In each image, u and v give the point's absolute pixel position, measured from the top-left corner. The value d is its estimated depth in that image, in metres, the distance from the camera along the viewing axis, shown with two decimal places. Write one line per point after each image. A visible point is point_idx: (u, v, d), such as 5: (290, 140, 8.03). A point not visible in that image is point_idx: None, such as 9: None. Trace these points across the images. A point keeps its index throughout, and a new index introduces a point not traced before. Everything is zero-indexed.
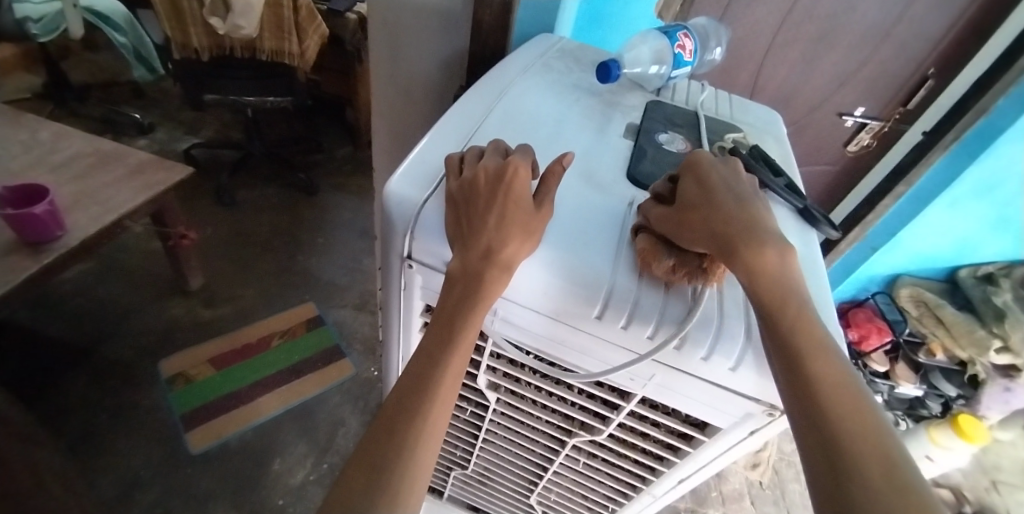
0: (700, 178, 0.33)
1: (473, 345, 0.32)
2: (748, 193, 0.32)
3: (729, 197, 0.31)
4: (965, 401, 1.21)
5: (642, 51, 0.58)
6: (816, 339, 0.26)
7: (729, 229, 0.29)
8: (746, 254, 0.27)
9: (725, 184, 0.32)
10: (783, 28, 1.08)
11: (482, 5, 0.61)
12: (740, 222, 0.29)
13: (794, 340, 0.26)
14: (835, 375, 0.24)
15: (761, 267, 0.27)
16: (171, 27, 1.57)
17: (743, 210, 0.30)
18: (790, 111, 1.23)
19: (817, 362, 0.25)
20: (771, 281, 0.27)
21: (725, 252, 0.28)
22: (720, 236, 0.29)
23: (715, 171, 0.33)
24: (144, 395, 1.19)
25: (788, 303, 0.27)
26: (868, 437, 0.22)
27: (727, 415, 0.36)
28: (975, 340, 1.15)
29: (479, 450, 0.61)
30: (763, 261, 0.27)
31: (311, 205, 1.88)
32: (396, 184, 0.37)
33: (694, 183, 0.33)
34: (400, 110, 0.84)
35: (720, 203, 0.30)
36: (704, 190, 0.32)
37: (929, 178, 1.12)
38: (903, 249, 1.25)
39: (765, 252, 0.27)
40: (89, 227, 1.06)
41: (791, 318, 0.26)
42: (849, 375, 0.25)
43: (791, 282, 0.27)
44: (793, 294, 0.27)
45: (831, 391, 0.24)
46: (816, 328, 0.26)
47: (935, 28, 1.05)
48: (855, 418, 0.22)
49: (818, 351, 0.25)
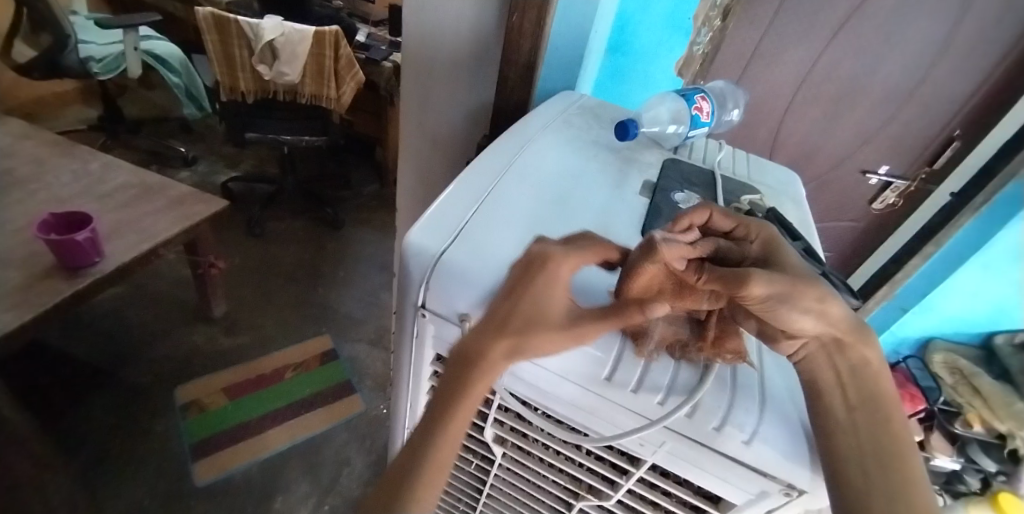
0: (786, 255, 0.32)
1: (466, 422, 0.32)
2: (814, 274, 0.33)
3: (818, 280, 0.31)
4: (1007, 478, 0.90)
5: (660, 112, 0.61)
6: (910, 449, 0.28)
7: (837, 322, 0.29)
8: (851, 354, 0.30)
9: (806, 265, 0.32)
10: (801, 88, 1.11)
11: (507, 63, 0.64)
12: (859, 321, 0.30)
13: (891, 438, 0.28)
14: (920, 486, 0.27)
15: (865, 365, 0.30)
16: (222, 72, 1.73)
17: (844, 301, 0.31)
18: (811, 167, 1.24)
19: (910, 471, 0.27)
20: (871, 377, 0.30)
21: (835, 349, 0.30)
22: (843, 323, 0.29)
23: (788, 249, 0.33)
24: (157, 422, 1.21)
25: (887, 401, 0.30)
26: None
27: (742, 491, 0.34)
28: (1013, 412, 0.90)
29: (482, 506, 0.59)
30: (868, 359, 0.30)
31: (335, 238, 1.94)
32: (417, 235, 0.39)
33: (794, 261, 0.31)
34: (426, 157, 0.87)
35: (822, 290, 0.29)
36: (806, 269, 0.31)
37: (958, 240, 1.06)
38: (934, 312, 1.13)
39: (871, 353, 0.30)
40: (125, 254, 1.11)
41: (893, 421, 0.29)
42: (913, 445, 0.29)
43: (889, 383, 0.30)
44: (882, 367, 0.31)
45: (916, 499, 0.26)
46: (908, 441, 0.29)
47: (957, 91, 1.06)
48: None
49: (910, 460, 0.28)
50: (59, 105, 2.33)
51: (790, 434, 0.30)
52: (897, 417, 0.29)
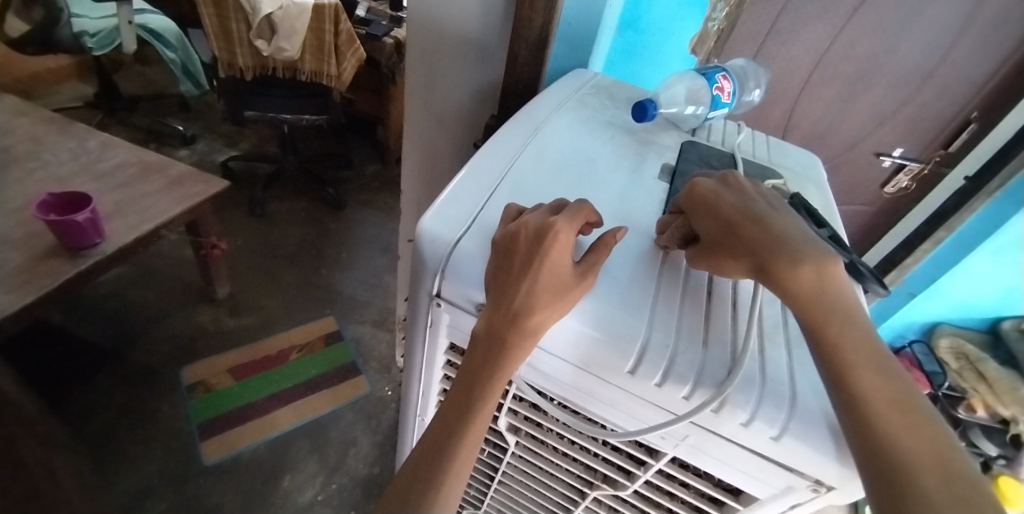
0: (710, 208, 0.35)
1: (496, 406, 0.32)
2: (761, 210, 0.33)
3: (744, 222, 0.32)
4: (1006, 462, 1.08)
5: (677, 91, 0.58)
6: (864, 356, 0.26)
7: (755, 256, 0.30)
8: (773, 279, 0.29)
9: (740, 208, 0.33)
10: (819, 66, 1.07)
11: (517, 40, 0.61)
12: (763, 245, 0.30)
13: (836, 357, 0.27)
14: (889, 393, 0.25)
15: (795, 287, 0.29)
16: (219, 46, 1.67)
17: (764, 231, 0.31)
18: (825, 149, 1.21)
19: (887, 413, 0.24)
20: (806, 298, 0.29)
21: (760, 275, 0.30)
22: (747, 261, 0.31)
23: (724, 198, 0.35)
24: (165, 401, 1.22)
25: (825, 316, 0.28)
26: (926, 455, 0.23)
27: (767, 486, 0.33)
28: (1016, 398, 1.05)
29: (494, 492, 0.59)
30: (798, 279, 0.29)
31: (338, 220, 1.92)
32: (431, 222, 0.37)
33: (707, 215, 0.35)
34: (431, 138, 0.84)
35: (724, 247, 0.33)
36: (717, 217, 0.34)
37: (973, 224, 1.07)
38: (942, 297, 1.20)
39: (801, 271, 0.29)
40: (126, 235, 1.10)
41: (831, 334, 0.27)
42: (901, 390, 0.25)
43: (826, 294, 0.28)
44: (835, 311, 0.28)
45: (881, 408, 0.25)
46: (878, 382, 0.25)
47: (979, 71, 1.03)
48: (913, 437, 0.23)
49: (865, 370, 0.26)
50: (53, 81, 2.28)
51: (829, 430, 0.29)
52: (845, 328, 0.28)
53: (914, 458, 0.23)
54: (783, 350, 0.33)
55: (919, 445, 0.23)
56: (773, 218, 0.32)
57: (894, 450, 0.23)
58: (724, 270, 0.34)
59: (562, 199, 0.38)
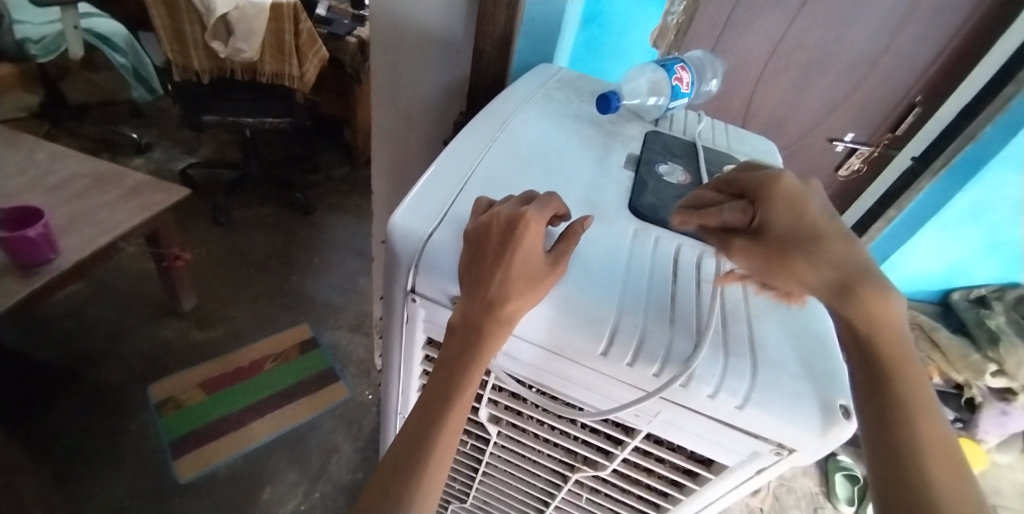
0: (789, 203, 0.29)
1: (474, 394, 0.33)
2: (848, 223, 0.29)
3: (835, 234, 0.28)
4: (963, 424, 1.24)
5: (639, 83, 0.60)
6: (924, 401, 0.28)
7: (843, 274, 0.27)
8: (859, 305, 0.27)
9: (831, 216, 0.29)
10: (774, 56, 1.12)
11: (483, 36, 0.61)
12: (856, 266, 0.28)
13: (902, 403, 0.27)
14: (939, 438, 0.27)
15: (881, 325, 0.27)
16: (173, 49, 1.61)
17: (854, 248, 0.28)
18: (782, 136, 1.26)
19: (936, 458, 0.26)
20: (889, 335, 0.28)
21: (841, 297, 0.28)
22: (827, 279, 0.28)
23: (812, 200, 0.29)
24: (132, 421, 1.16)
25: (904, 360, 0.28)
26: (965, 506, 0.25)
27: (734, 452, 0.35)
28: (970, 364, 1.16)
29: (479, 484, 0.60)
30: (883, 312, 0.27)
31: (308, 225, 1.88)
32: (402, 217, 0.37)
33: (786, 212, 0.29)
34: (399, 137, 0.84)
35: (795, 260, 0.28)
36: (798, 217, 0.29)
37: (922, 202, 1.17)
38: (895, 272, 1.29)
39: (890, 304, 0.27)
40: (82, 249, 1.04)
41: (903, 378, 0.28)
42: (948, 435, 0.27)
43: (907, 336, 0.28)
44: (906, 352, 0.28)
45: (933, 452, 0.27)
46: (931, 427, 0.27)
47: (919, 58, 1.10)
48: (948, 474, 0.26)
49: (924, 420, 0.27)
50: None
51: (786, 397, 0.31)
52: (915, 370, 0.28)
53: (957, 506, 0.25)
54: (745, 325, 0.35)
55: (958, 494, 0.25)
56: (859, 237, 0.29)
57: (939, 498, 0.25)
58: (780, 278, 0.30)
59: (531, 190, 0.39)
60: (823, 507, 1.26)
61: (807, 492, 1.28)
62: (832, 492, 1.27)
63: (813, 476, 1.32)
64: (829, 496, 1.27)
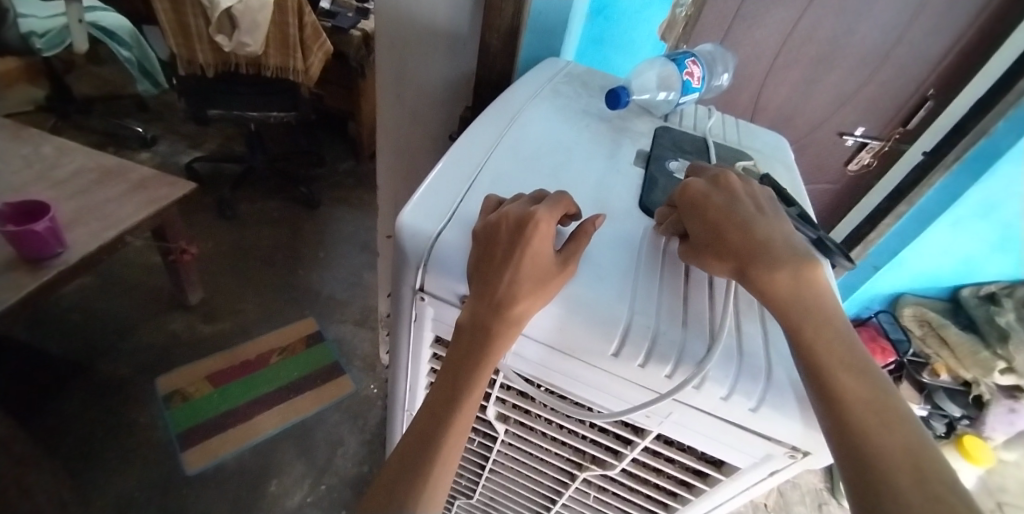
0: (698, 210, 0.35)
1: (483, 394, 0.33)
2: (750, 213, 0.34)
3: (733, 227, 0.33)
4: (970, 422, 1.23)
5: (648, 78, 0.59)
6: (839, 357, 0.28)
7: (737, 261, 0.31)
8: (751, 285, 0.31)
9: (728, 210, 0.34)
10: (784, 50, 1.10)
11: (489, 30, 0.61)
12: (747, 250, 0.31)
13: (816, 360, 0.28)
14: (865, 393, 0.26)
15: (773, 293, 0.30)
16: (177, 43, 1.59)
17: (751, 233, 0.32)
18: (791, 130, 1.25)
19: (865, 413, 0.26)
20: (786, 303, 0.30)
21: (742, 278, 0.31)
22: (729, 268, 0.32)
23: (713, 199, 0.35)
24: (140, 413, 1.18)
25: (808, 325, 0.29)
26: (900, 457, 0.24)
27: (747, 455, 0.35)
28: (979, 361, 1.15)
29: (485, 481, 0.60)
30: (774, 286, 0.30)
31: (313, 219, 1.88)
32: (410, 216, 0.37)
33: (697, 219, 0.35)
34: (406, 132, 0.83)
35: (707, 257, 0.34)
36: (704, 221, 0.34)
37: (934, 196, 1.13)
38: (903, 268, 1.27)
39: (777, 276, 0.30)
40: (90, 243, 1.05)
41: (815, 339, 0.29)
42: (879, 392, 0.26)
43: (808, 300, 0.29)
44: (817, 317, 0.29)
45: (860, 408, 0.26)
46: (855, 385, 0.27)
47: (933, 50, 1.07)
48: (878, 427, 0.25)
49: (850, 380, 0.27)
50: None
51: (803, 399, 0.31)
52: (825, 332, 0.29)
53: (889, 459, 0.24)
54: (758, 325, 0.34)
55: (890, 445, 0.24)
56: (758, 222, 0.33)
57: (870, 454, 0.24)
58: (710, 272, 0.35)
59: (541, 189, 0.39)
60: (828, 503, 1.26)
61: (812, 489, 1.28)
62: (837, 489, 1.27)
63: (819, 472, 1.32)
64: (834, 493, 1.27)
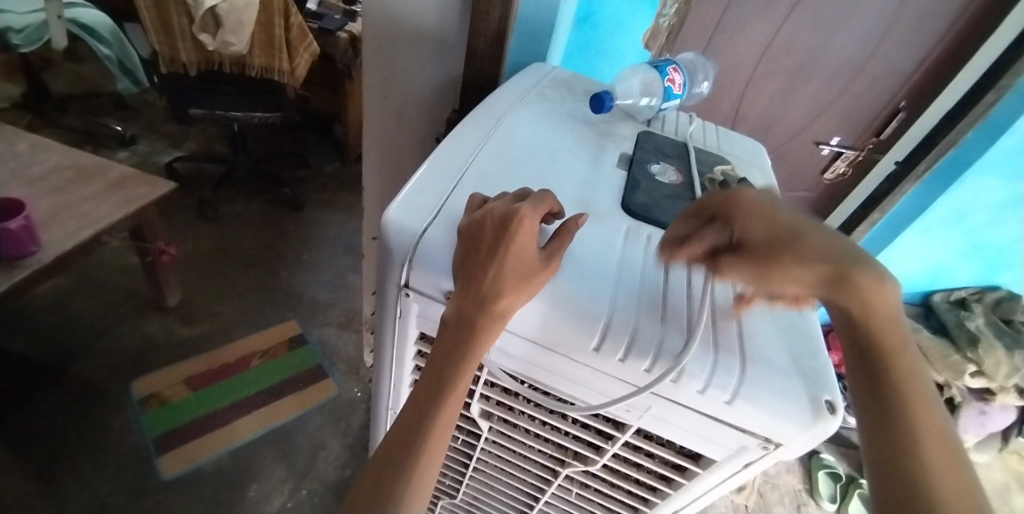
0: (763, 215, 0.33)
1: (466, 388, 0.33)
2: (820, 224, 0.33)
3: (815, 233, 0.32)
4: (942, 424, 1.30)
5: (632, 84, 0.61)
6: (915, 385, 0.30)
7: (830, 267, 0.31)
8: (851, 290, 0.30)
9: (799, 219, 0.33)
10: (763, 60, 1.13)
11: (477, 34, 0.61)
12: (840, 258, 0.31)
13: (898, 385, 0.30)
14: (933, 426, 0.29)
15: (872, 304, 0.30)
16: (159, 41, 1.52)
17: (835, 241, 0.32)
18: (770, 139, 1.28)
19: (929, 443, 0.28)
20: (879, 318, 0.31)
21: (835, 286, 0.31)
22: (818, 274, 0.31)
23: (779, 208, 0.34)
24: (114, 417, 1.14)
25: (897, 344, 0.31)
26: (953, 483, 0.27)
27: (722, 447, 0.36)
28: (949, 364, 1.21)
29: (469, 480, 0.60)
30: (876, 296, 0.30)
31: (297, 221, 1.86)
32: (396, 212, 0.37)
33: (760, 223, 0.33)
34: (393, 133, 0.83)
35: (783, 262, 0.32)
36: (775, 227, 0.33)
37: (904, 206, 1.23)
38: (880, 272, 1.36)
39: (882, 291, 0.30)
40: (64, 242, 1.02)
41: (900, 363, 0.30)
42: (942, 426, 0.29)
43: (899, 324, 0.31)
44: (900, 340, 0.31)
45: (927, 436, 0.28)
46: (922, 414, 0.29)
47: (903, 64, 1.12)
48: (941, 456, 0.28)
49: (919, 403, 0.30)
50: None
51: (774, 392, 0.32)
52: (906, 353, 0.31)
53: (944, 480, 0.27)
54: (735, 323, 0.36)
55: (950, 477, 0.27)
56: (831, 229, 0.33)
57: (927, 475, 0.27)
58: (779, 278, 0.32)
59: (525, 188, 0.39)
60: (807, 504, 1.29)
61: (790, 490, 1.31)
62: (815, 490, 1.30)
63: (797, 473, 1.35)
64: (812, 494, 1.30)
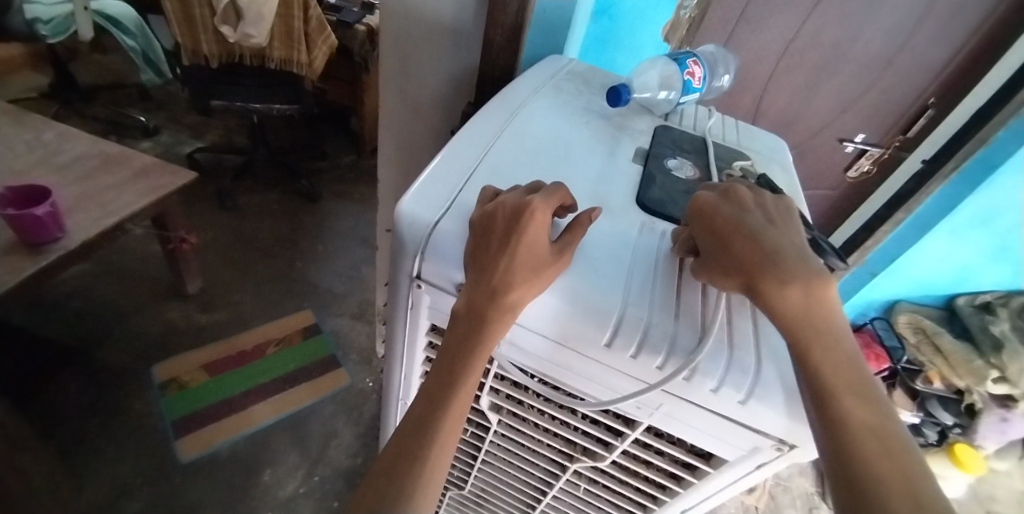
0: (706, 222, 0.34)
1: (479, 381, 0.33)
2: (758, 225, 0.32)
3: (740, 237, 0.32)
4: (961, 430, 1.24)
5: (651, 76, 0.59)
6: (846, 379, 0.27)
7: (743, 274, 0.30)
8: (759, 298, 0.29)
9: (735, 222, 0.33)
10: (787, 54, 1.10)
11: (493, 25, 0.61)
12: (754, 264, 0.30)
13: (822, 378, 0.27)
14: (872, 422, 0.26)
15: (782, 308, 0.29)
16: (182, 32, 1.58)
17: (760, 243, 0.31)
18: (792, 135, 1.25)
19: (867, 441, 0.25)
20: (794, 317, 0.29)
21: (750, 293, 0.30)
22: (736, 282, 0.31)
23: (721, 210, 0.34)
24: (136, 400, 1.18)
25: (821, 338, 0.28)
26: (898, 482, 0.23)
27: (735, 447, 0.35)
28: (972, 370, 1.17)
29: (477, 472, 0.60)
30: (784, 299, 0.29)
31: (313, 212, 1.88)
32: (409, 204, 0.37)
33: (703, 228, 0.34)
34: (408, 126, 0.83)
35: (715, 270, 0.32)
36: (713, 234, 0.33)
37: (929, 206, 1.15)
38: (902, 275, 1.27)
39: (788, 292, 0.29)
40: (90, 229, 1.05)
41: (822, 356, 0.28)
42: (884, 422, 0.26)
43: (819, 318, 0.29)
44: (822, 333, 0.29)
45: (862, 434, 0.25)
46: (858, 412, 0.26)
47: (935, 60, 1.08)
48: (882, 456, 0.24)
49: (853, 398, 0.27)
50: None
51: (788, 391, 0.31)
52: (833, 346, 0.28)
53: (886, 482, 0.23)
54: (750, 322, 0.35)
55: (893, 477, 0.24)
56: (766, 233, 0.32)
57: (867, 479, 0.24)
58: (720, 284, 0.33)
59: (537, 181, 0.39)
60: (819, 508, 1.26)
61: (803, 493, 1.29)
62: (828, 493, 1.28)
63: (811, 477, 1.33)
64: (825, 498, 1.28)
